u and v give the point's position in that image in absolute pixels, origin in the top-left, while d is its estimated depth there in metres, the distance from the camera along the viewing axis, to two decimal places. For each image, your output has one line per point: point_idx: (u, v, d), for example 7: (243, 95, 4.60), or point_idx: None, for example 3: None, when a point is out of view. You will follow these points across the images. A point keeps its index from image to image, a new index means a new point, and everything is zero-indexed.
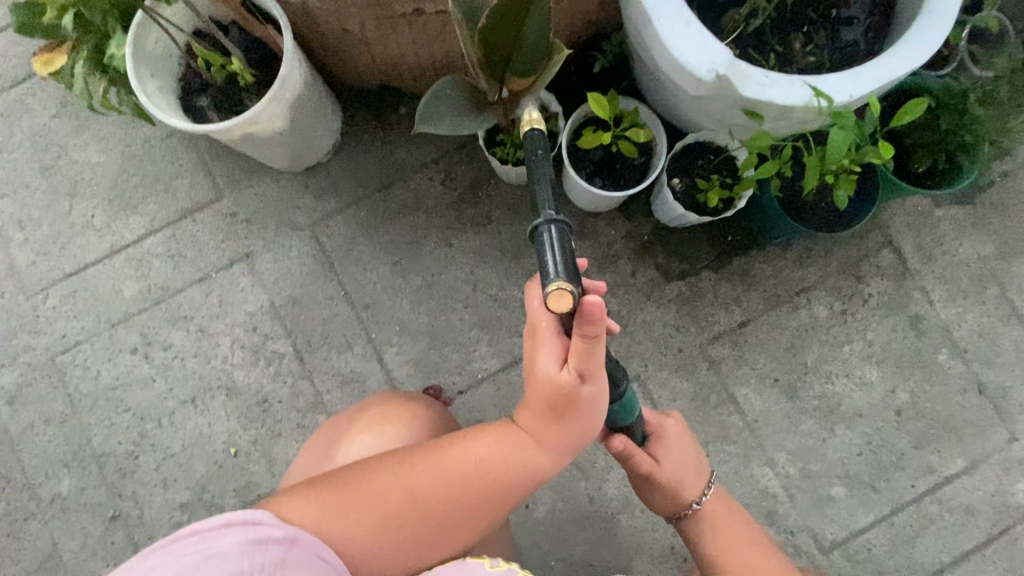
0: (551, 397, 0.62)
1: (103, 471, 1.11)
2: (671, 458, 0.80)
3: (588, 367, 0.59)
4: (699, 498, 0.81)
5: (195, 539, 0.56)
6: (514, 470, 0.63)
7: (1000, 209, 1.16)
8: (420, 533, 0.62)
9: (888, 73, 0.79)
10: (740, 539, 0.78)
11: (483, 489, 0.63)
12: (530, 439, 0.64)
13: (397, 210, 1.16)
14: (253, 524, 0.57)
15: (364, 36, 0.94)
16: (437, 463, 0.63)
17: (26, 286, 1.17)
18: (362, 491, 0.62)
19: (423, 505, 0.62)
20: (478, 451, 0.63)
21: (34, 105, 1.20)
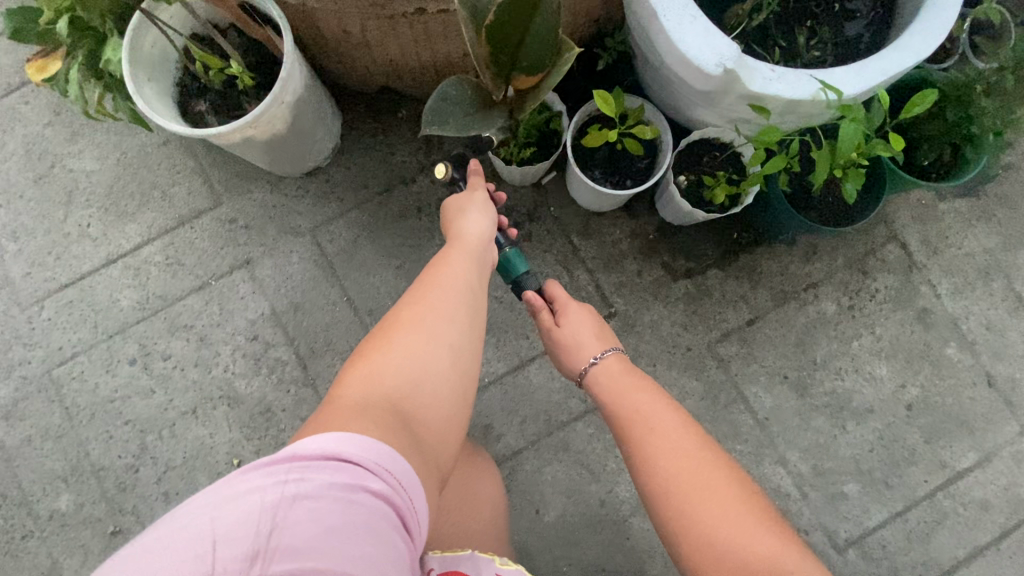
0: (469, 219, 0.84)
1: (103, 486, 1.08)
2: (572, 322, 0.87)
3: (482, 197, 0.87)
4: (598, 356, 0.84)
5: (286, 465, 0.52)
6: (474, 262, 0.78)
7: (1003, 201, 1.16)
8: (451, 350, 0.68)
9: (894, 66, 0.78)
10: (631, 385, 0.78)
11: (468, 287, 0.74)
12: (471, 244, 0.80)
13: (399, 213, 1.14)
14: (329, 469, 0.52)
15: (366, 37, 0.93)
16: (429, 314, 0.69)
17: (21, 298, 1.14)
18: (388, 350, 0.65)
19: (438, 324, 0.68)
20: (449, 267, 0.75)
21: (27, 114, 1.18)
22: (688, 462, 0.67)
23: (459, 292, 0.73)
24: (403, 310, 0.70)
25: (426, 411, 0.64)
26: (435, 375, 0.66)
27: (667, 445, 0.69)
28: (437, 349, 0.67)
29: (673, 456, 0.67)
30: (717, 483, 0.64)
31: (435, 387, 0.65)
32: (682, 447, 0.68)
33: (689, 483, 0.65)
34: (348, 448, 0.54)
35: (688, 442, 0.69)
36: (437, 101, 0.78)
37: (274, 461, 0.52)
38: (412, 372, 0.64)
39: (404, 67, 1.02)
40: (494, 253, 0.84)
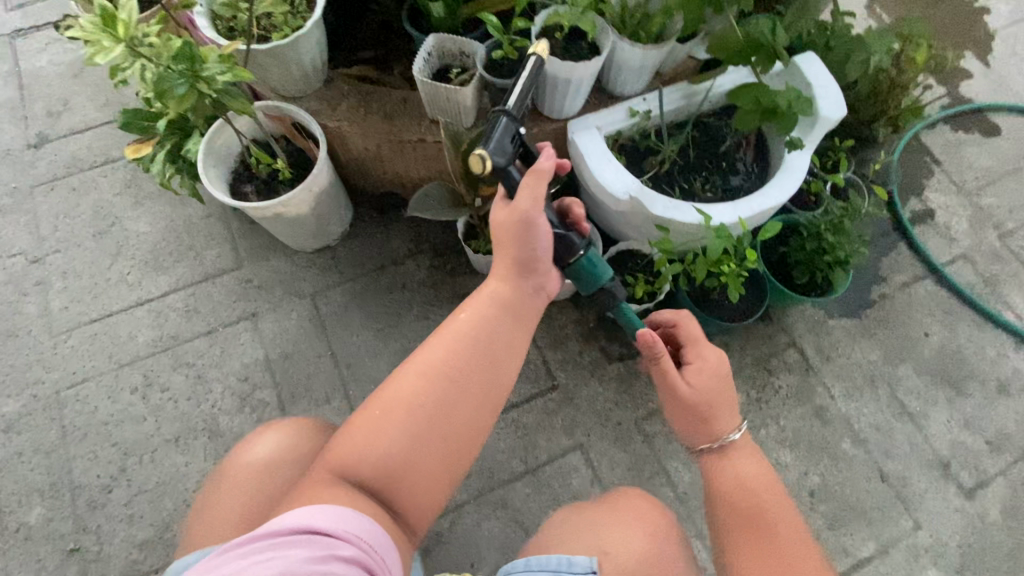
0: (516, 263, 0.77)
1: (74, 503, 1.18)
2: (694, 385, 0.85)
3: (542, 221, 0.73)
4: (731, 433, 0.86)
5: (264, 542, 0.56)
6: (490, 334, 0.76)
7: (881, 322, 1.43)
8: (432, 429, 0.71)
9: (756, 206, 1.12)
10: (752, 472, 0.83)
11: (471, 363, 0.74)
12: (496, 308, 0.78)
13: (387, 287, 1.39)
14: (307, 540, 0.56)
15: (380, 154, 1.26)
16: (423, 372, 0.73)
17: (53, 327, 1.34)
18: (369, 422, 0.71)
19: (424, 401, 0.71)
20: (457, 328, 0.76)
21: (105, 186, 1.50)
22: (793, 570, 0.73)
23: (459, 368, 0.74)
24: (392, 388, 0.72)
25: (409, 462, 0.70)
26: (419, 428, 0.70)
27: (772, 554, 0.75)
28: (416, 429, 0.70)
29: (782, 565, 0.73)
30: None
31: (415, 463, 0.70)
32: (800, 561, 0.74)
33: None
34: (317, 517, 0.59)
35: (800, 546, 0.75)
36: (423, 196, 1.07)
37: (250, 540, 0.56)
38: (383, 453, 0.69)
39: (407, 178, 1.35)
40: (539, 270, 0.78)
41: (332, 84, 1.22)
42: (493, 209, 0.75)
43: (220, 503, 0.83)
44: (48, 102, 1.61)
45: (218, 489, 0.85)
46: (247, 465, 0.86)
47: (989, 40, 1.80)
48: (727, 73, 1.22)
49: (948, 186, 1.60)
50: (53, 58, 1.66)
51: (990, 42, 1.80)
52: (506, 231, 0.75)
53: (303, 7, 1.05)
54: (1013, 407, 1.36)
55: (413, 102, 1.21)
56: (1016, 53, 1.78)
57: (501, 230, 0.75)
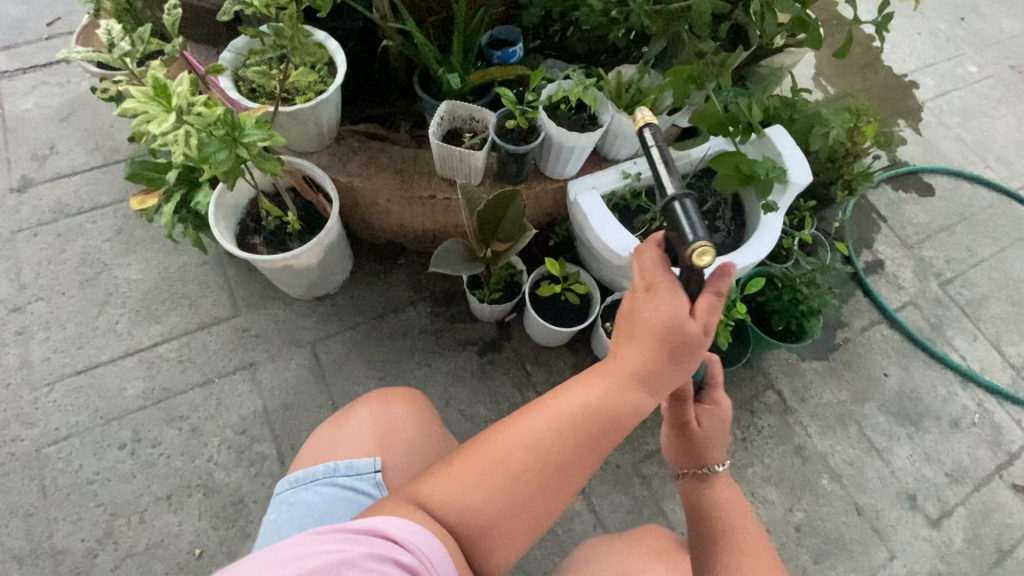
0: (674, 346, 0.68)
1: (55, 570, 1.12)
2: (715, 423, 0.91)
3: (714, 320, 0.67)
4: (718, 467, 0.93)
5: (340, 533, 0.57)
6: (608, 407, 0.70)
7: (847, 364, 1.56)
8: (529, 495, 0.67)
9: (739, 262, 1.24)
10: (737, 508, 0.91)
11: (583, 435, 0.69)
12: (631, 379, 0.70)
13: (388, 335, 1.41)
14: (377, 540, 0.57)
15: (388, 207, 1.31)
16: (534, 424, 0.68)
17: (34, 380, 1.28)
18: (474, 467, 0.67)
19: (529, 467, 0.67)
20: (576, 387, 0.71)
21: (92, 231, 1.46)
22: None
23: (573, 436, 0.68)
24: (506, 433, 0.68)
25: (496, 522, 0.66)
26: (516, 492, 0.66)
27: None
28: (518, 487, 0.66)
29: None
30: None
31: (504, 523, 0.66)
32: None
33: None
34: (391, 527, 0.59)
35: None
36: (441, 253, 1.14)
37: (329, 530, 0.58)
38: (484, 501, 0.65)
39: (410, 229, 1.40)
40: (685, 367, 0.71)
41: (344, 141, 1.27)
42: (645, 243, 0.68)
43: (325, 442, 0.90)
44: (33, 145, 1.57)
45: (334, 434, 0.90)
46: (359, 433, 0.88)
47: (918, 112, 2.06)
48: (709, 141, 1.34)
49: (894, 239, 1.80)
50: (40, 100, 1.63)
51: (919, 113, 2.06)
52: (656, 329, 0.67)
53: (326, 72, 1.10)
54: (964, 441, 1.51)
55: (423, 160, 1.27)
56: (941, 123, 2.05)
57: (652, 323, 0.67)
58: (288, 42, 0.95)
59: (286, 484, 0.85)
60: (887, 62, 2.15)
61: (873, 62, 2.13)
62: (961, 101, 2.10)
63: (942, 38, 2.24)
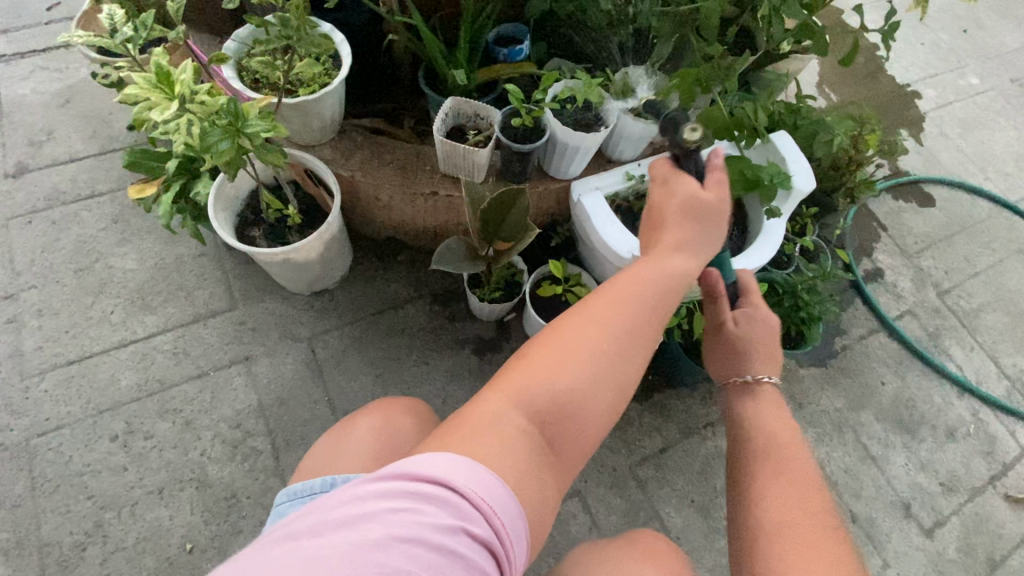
0: (699, 216, 0.79)
1: (43, 563, 1.10)
2: (750, 325, 0.98)
3: (723, 189, 0.81)
4: (763, 377, 0.98)
5: (403, 485, 0.52)
6: (668, 281, 0.73)
7: (845, 371, 1.56)
8: (605, 380, 0.66)
9: (741, 267, 1.24)
10: (780, 424, 0.92)
11: (638, 318, 0.70)
12: (673, 251, 0.77)
13: (386, 331, 1.40)
14: (442, 486, 0.52)
15: (389, 203, 1.30)
16: (589, 320, 0.68)
17: (25, 370, 1.27)
18: (535, 366, 0.65)
19: (597, 349, 0.67)
20: (624, 280, 0.73)
21: (87, 219, 1.44)
22: (800, 527, 0.73)
23: (638, 315, 0.70)
24: (574, 324, 0.68)
25: (573, 417, 0.65)
26: (587, 384, 0.66)
27: (795, 496, 0.78)
28: (593, 373, 0.66)
29: (796, 511, 0.76)
30: (828, 546, 0.70)
31: (583, 411, 0.65)
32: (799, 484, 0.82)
33: (785, 531, 0.73)
34: (459, 476, 0.54)
35: (821, 511, 0.76)
36: (442, 251, 1.13)
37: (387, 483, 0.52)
38: (563, 388, 0.64)
39: (411, 226, 1.39)
40: (712, 237, 0.81)
41: (347, 135, 1.26)
42: (653, 161, 0.84)
43: (325, 455, 0.89)
44: (30, 131, 1.54)
45: (334, 446, 0.90)
46: (358, 444, 0.88)
47: (920, 122, 2.06)
48: (713, 145, 1.33)
49: (893, 248, 1.80)
50: (37, 85, 1.61)
51: (921, 123, 2.06)
52: (679, 205, 0.79)
53: (331, 64, 1.09)
54: (959, 451, 1.51)
55: (426, 156, 1.26)
56: (942, 134, 2.05)
57: (671, 204, 0.79)
58: (293, 33, 0.94)
59: (285, 496, 0.80)
60: (890, 71, 2.15)
61: (876, 71, 2.14)
62: (962, 112, 2.11)
63: (945, 49, 2.25)
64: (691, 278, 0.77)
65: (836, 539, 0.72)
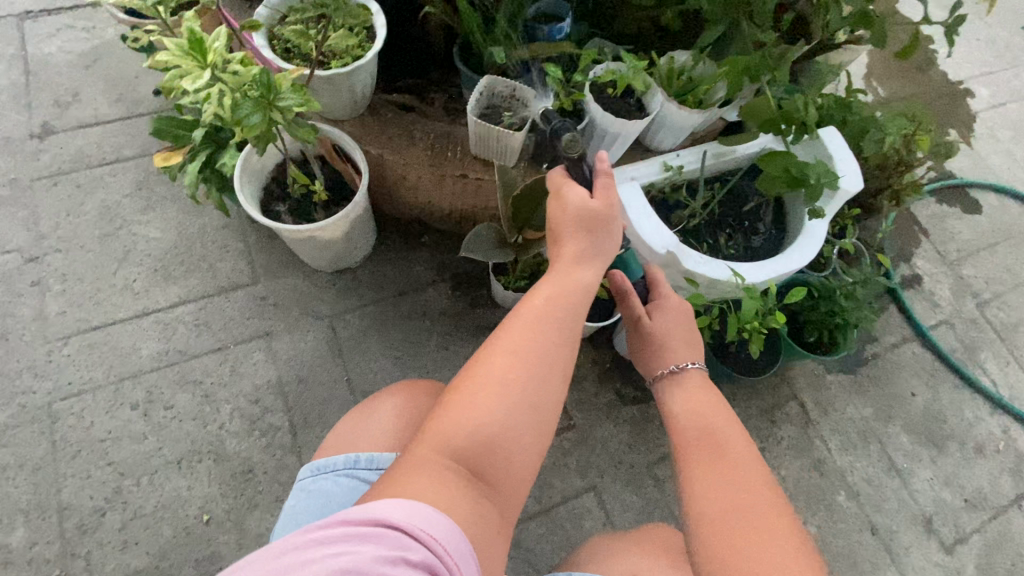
0: (592, 223, 0.83)
1: (64, 525, 1.12)
2: (662, 316, 0.99)
3: (610, 193, 0.84)
4: (686, 364, 0.95)
5: (339, 531, 0.53)
6: (574, 296, 0.77)
7: (874, 380, 1.52)
8: (529, 401, 0.69)
9: (780, 269, 1.18)
10: (707, 407, 0.88)
11: (553, 333, 0.73)
12: (575, 264, 0.81)
13: (407, 313, 1.37)
14: (378, 523, 0.54)
15: (417, 184, 1.27)
16: (503, 346, 0.71)
17: (48, 333, 1.27)
18: (450, 405, 0.68)
19: (512, 370, 0.69)
20: (534, 303, 0.76)
21: (112, 185, 1.43)
22: (738, 509, 0.72)
23: (553, 333, 0.73)
24: (488, 357, 0.70)
25: (502, 440, 0.66)
26: (507, 407, 0.68)
27: (730, 476, 0.76)
28: (515, 398, 0.68)
29: (736, 495, 0.74)
30: (767, 526, 0.70)
31: (511, 439, 0.67)
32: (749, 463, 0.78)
33: (726, 520, 0.71)
34: (392, 516, 0.55)
35: (764, 493, 0.73)
36: (471, 238, 1.12)
37: (327, 525, 0.53)
38: (482, 419, 0.66)
39: (438, 208, 1.36)
40: (608, 232, 0.84)
41: (377, 111, 1.22)
42: (549, 173, 0.88)
43: (346, 432, 0.87)
44: (56, 91, 1.52)
45: (353, 426, 0.88)
46: (381, 424, 0.86)
47: (970, 122, 1.96)
48: (758, 138, 1.27)
49: (933, 255, 1.73)
50: (64, 45, 1.58)
51: (971, 123, 1.96)
52: (572, 216, 0.82)
53: (364, 37, 1.04)
54: (987, 468, 1.47)
55: (457, 137, 1.21)
56: (993, 136, 1.95)
57: (563, 215, 0.83)
58: None
59: (308, 471, 0.82)
60: (943, 66, 2.04)
61: (928, 65, 2.02)
62: (1017, 114, 2.00)
63: (1002, 45, 2.13)
64: (597, 284, 0.81)
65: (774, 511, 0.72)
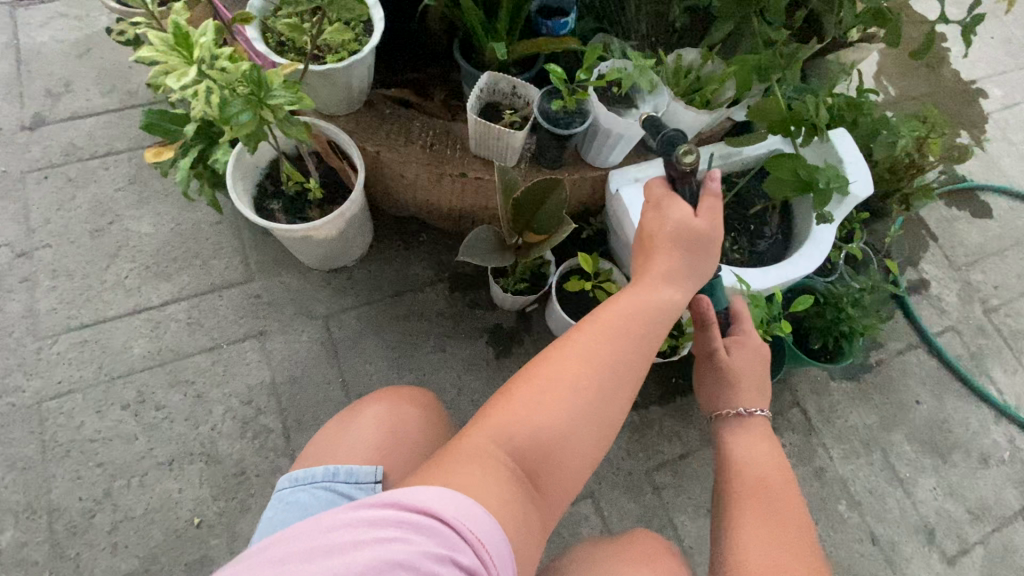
0: (689, 243, 0.79)
1: (53, 526, 1.11)
2: (741, 356, 0.97)
3: (717, 218, 0.80)
4: (753, 409, 0.94)
5: (391, 514, 0.53)
6: (654, 316, 0.73)
7: (878, 387, 1.49)
8: (596, 413, 0.67)
9: (786, 275, 1.15)
10: (763, 457, 0.88)
11: (630, 345, 0.71)
12: (663, 281, 0.77)
13: (404, 314, 1.35)
14: (424, 513, 0.53)
15: (415, 182, 1.24)
16: (581, 350, 0.68)
17: (38, 331, 1.25)
18: (520, 398, 0.66)
19: (586, 378, 0.67)
20: (617, 308, 0.73)
21: (104, 178, 1.40)
22: (779, 565, 0.72)
23: (628, 348, 0.71)
24: (562, 357, 0.68)
25: (564, 450, 0.65)
26: (575, 416, 0.66)
27: (777, 531, 0.76)
28: (583, 407, 0.66)
29: (780, 549, 0.74)
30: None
31: (572, 450, 0.66)
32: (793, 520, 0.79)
33: (766, 570, 0.72)
34: (446, 508, 0.54)
35: (809, 553, 0.75)
36: (471, 241, 1.08)
37: (379, 505, 0.54)
38: (549, 423, 0.64)
39: (436, 207, 1.33)
40: (705, 252, 0.80)
41: (374, 107, 1.18)
42: (650, 180, 0.83)
43: (328, 442, 0.84)
44: (48, 82, 1.49)
45: (334, 435, 0.85)
46: (364, 433, 0.84)
47: (982, 123, 1.91)
48: (766, 139, 1.23)
49: (941, 259, 1.69)
50: (56, 33, 1.55)
51: (983, 125, 1.91)
52: (669, 232, 0.79)
53: (361, 30, 1.01)
54: (991, 478, 1.44)
55: (456, 135, 1.18)
56: (1005, 138, 1.91)
57: (660, 231, 0.79)
58: None
59: (286, 481, 0.78)
60: (955, 65, 1.99)
61: (940, 64, 1.98)
62: None
63: (1017, 44, 2.07)
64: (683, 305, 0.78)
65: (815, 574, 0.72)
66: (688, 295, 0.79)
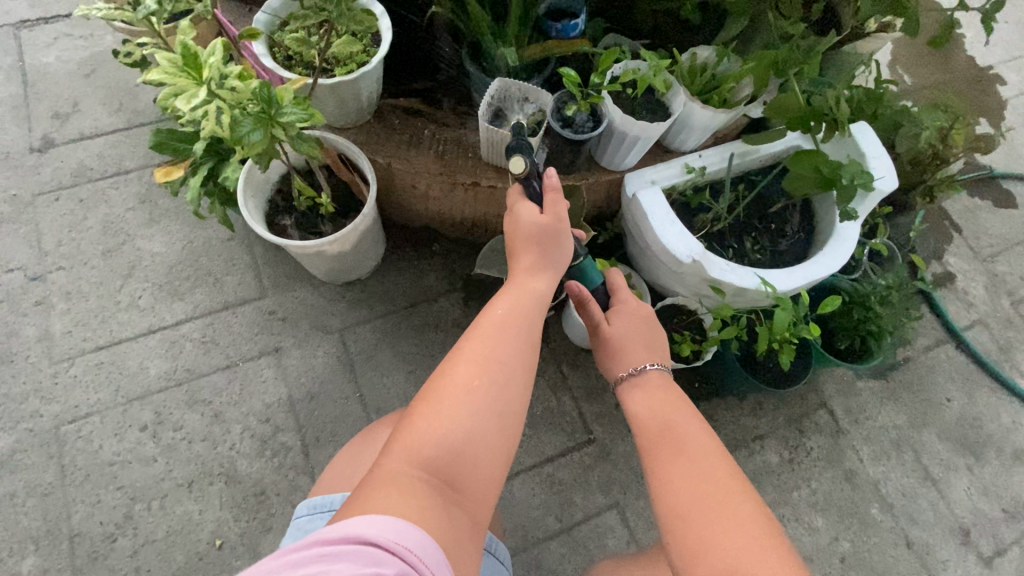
0: (545, 238, 0.84)
1: (75, 552, 1.10)
2: (625, 322, 0.94)
3: (560, 206, 0.84)
4: (646, 364, 0.91)
5: (312, 551, 0.50)
6: (529, 303, 0.80)
7: (906, 385, 1.45)
8: (492, 404, 0.69)
9: (812, 275, 1.12)
10: (667, 404, 0.85)
11: (514, 339, 0.75)
12: (529, 277, 0.83)
13: (419, 325, 1.33)
14: (342, 541, 0.51)
15: (427, 192, 1.22)
16: (466, 354, 0.72)
17: (54, 354, 1.24)
18: (422, 412, 0.67)
19: (476, 376, 0.70)
20: (492, 312, 0.78)
21: (114, 198, 1.39)
22: (704, 504, 0.70)
23: (511, 343, 0.74)
24: (452, 369, 0.71)
25: (472, 448, 0.66)
26: (477, 413, 0.67)
27: (694, 469, 0.74)
28: (480, 402, 0.68)
29: (704, 484, 0.72)
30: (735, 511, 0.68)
31: (480, 446, 0.66)
32: (710, 454, 0.76)
33: (696, 512, 0.70)
34: (366, 528, 0.52)
35: (730, 478, 0.73)
36: (486, 251, 1.07)
37: (298, 551, 0.50)
38: (448, 426, 0.65)
39: (449, 216, 1.31)
40: (564, 241, 0.85)
41: (382, 117, 1.16)
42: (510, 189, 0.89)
43: (343, 471, 0.87)
44: (55, 103, 1.48)
45: (350, 465, 0.88)
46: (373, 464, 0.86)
47: (1001, 109, 1.87)
48: (786, 136, 1.20)
49: (965, 251, 1.65)
50: (62, 55, 1.54)
51: (1003, 111, 1.87)
52: (525, 233, 0.84)
53: (370, 41, 0.99)
54: None
55: (468, 144, 1.16)
56: None
57: (518, 233, 0.84)
58: (333, 6, 0.84)
59: (303, 510, 0.80)
60: (971, 51, 1.94)
61: (956, 50, 1.93)
62: None
63: None
64: (552, 296, 0.84)
65: (742, 497, 0.70)
66: (556, 284, 0.86)
